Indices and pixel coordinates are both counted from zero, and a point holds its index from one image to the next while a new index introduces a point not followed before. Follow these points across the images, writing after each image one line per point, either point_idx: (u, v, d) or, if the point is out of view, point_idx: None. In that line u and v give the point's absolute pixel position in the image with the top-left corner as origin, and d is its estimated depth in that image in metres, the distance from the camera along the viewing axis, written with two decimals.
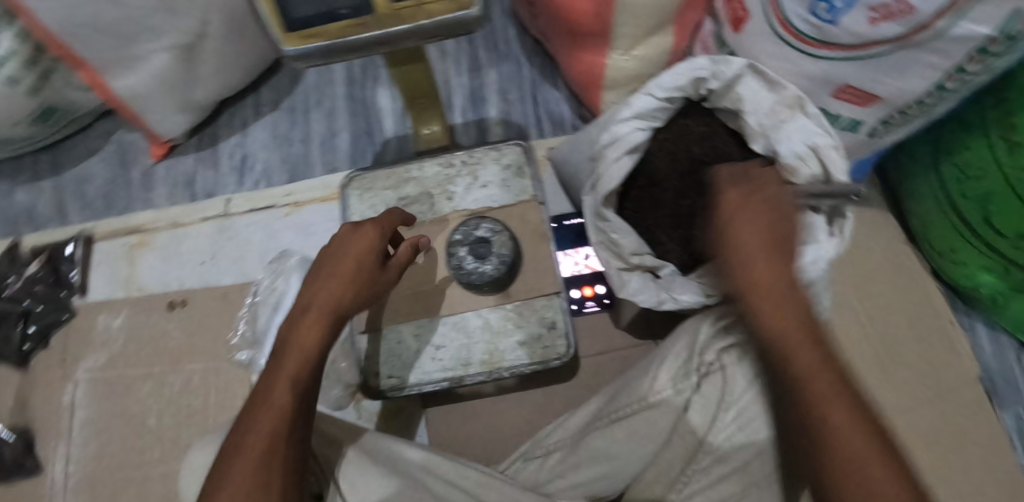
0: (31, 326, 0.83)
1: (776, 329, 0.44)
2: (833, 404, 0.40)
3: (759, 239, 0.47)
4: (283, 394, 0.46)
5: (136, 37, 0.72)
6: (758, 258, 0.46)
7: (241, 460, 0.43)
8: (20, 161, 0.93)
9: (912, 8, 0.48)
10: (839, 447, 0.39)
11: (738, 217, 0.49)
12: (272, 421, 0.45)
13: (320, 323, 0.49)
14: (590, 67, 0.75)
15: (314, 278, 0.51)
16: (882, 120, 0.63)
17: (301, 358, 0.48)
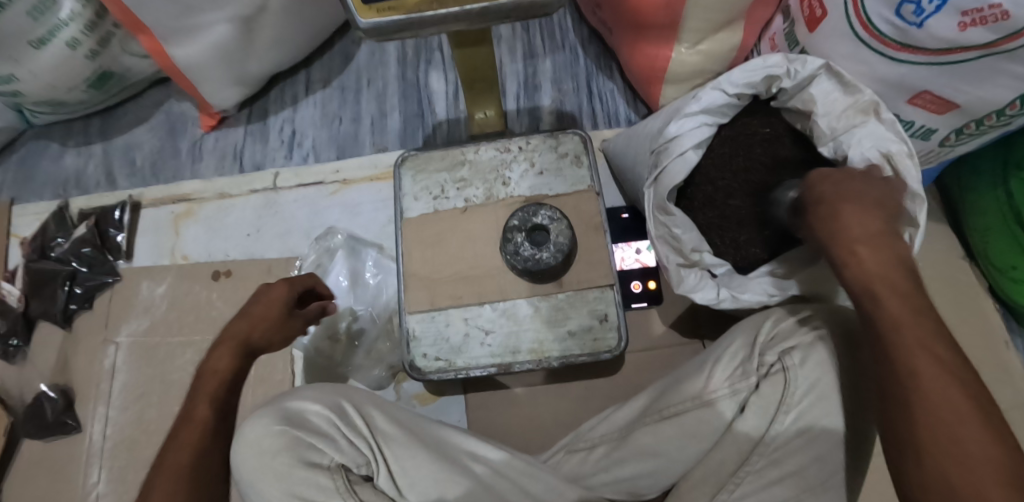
0: (76, 288, 0.83)
1: (874, 285, 0.47)
2: (925, 357, 0.42)
3: (860, 212, 0.51)
4: (203, 413, 0.51)
5: (199, 7, 0.71)
6: (857, 225, 0.50)
7: (165, 478, 0.47)
8: (71, 124, 0.94)
9: (1008, 13, 0.46)
10: (927, 397, 0.41)
11: (840, 191, 0.53)
12: (198, 440, 0.50)
13: (231, 351, 0.55)
14: (652, 60, 0.74)
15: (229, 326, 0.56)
16: (956, 129, 0.61)
17: (218, 381, 0.53)
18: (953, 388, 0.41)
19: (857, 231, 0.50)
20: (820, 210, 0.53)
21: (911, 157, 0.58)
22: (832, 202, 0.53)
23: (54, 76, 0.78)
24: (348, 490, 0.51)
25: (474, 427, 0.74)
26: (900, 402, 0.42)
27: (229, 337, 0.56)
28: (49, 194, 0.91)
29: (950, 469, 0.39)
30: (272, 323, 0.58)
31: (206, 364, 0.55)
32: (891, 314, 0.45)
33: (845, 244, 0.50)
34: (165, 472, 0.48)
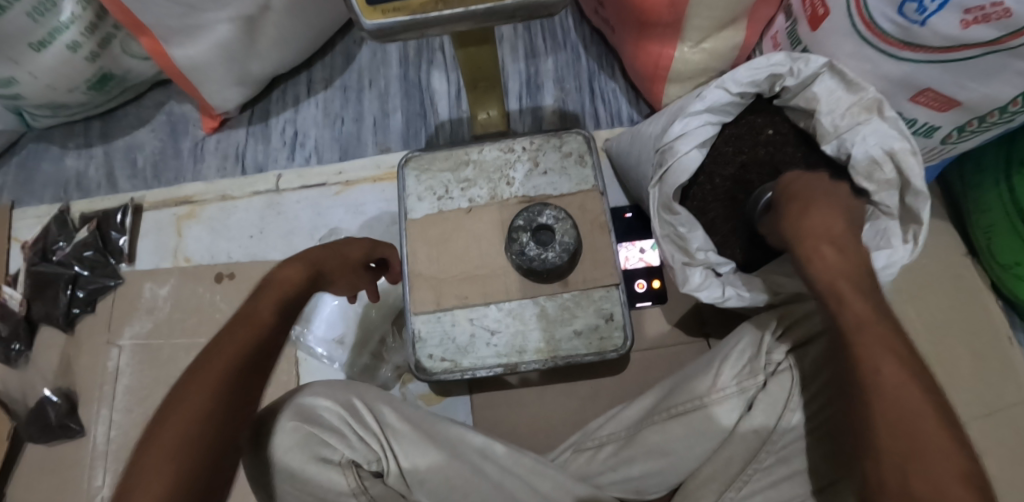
0: (79, 291, 0.83)
1: (837, 290, 0.48)
2: (887, 365, 0.43)
3: (827, 214, 0.52)
4: (265, 309, 0.49)
5: (202, 7, 0.70)
6: (823, 226, 0.51)
7: (193, 385, 0.42)
8: (71, 126, 0.93)
9: (1009, 11, 0.47)
10: (887, 405, 0.42)
11: (807, 196, 0.54)
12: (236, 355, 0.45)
13: (303, 270, 0.54)
14: (655, 59, 0.74)
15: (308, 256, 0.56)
16: (958, 126, 0.62)
17: (283, 287, 0.52)
18: (914, 394, 0.42)
19: (822, 234, 0.51)
20: (788, 213, 0.54)
21: (914, 155, 0.58)
22: (797, 206, 0.53)
23: (54, 78, 0.78)
24: (358, 487, 0.51)
25: (480, 427, 0.74)
26: (865, 409, 0.43)
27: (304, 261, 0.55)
28: (49, 196, 0.91)
29: (909, 472, 0.39)
30: (343, 262, 0.60)
31: (273, 277, 0.53)
32: (853, 321, 0.46)
33: (812, 244, 0.50)
34: (196, 376, 0.43)
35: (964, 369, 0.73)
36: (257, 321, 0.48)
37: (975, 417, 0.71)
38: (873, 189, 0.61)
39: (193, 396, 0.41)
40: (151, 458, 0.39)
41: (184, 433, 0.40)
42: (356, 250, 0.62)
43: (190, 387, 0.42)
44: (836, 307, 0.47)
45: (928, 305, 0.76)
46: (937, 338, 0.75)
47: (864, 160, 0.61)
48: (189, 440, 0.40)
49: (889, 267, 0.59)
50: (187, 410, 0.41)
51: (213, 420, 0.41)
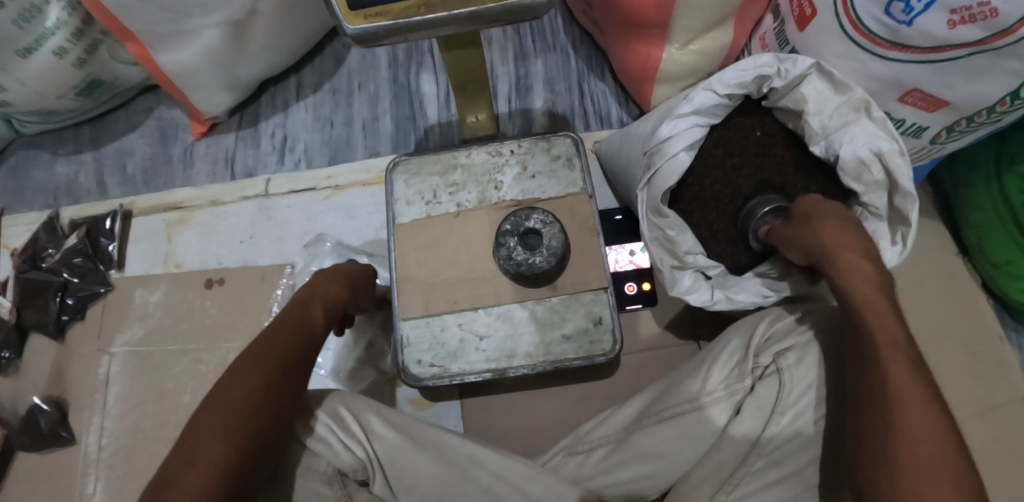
0: (69, 298, 0.82)
1: (871, 308, 0.48)
2: (915, 389, 0.44)
3: (855, 234, 0.53)
4: (314, 321, 0.59)
5: (188, 12, 0.70)
6: (853, 244, 0.53)
7: (246, 375, 0.51)
8: (61, 132, 0.93)
9: (996, 11, 0.46)
10: (908, 423, 0.43)
11: (838, 214, 0.55)
12: (282, 355, 0.54)
13: (342, 288, 0.64)
14: (644, 60, 0.74)
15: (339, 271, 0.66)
16: (947, 126, 0.61)
17: (325, 305, 0.62)
18: (934, 422, 0.42)
19: (853, 252, 0.52)
20: (816, 223, 0.55)
21: (902, 156, 0.58)
22: (829, 221, 0.54)
23: (42, 85, 0.77)
24: (343, 495, 0.52)
25: (471, 431, 0.74)
26: (885, 424, 0.43)
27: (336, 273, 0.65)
28: (39, 203, 0.90)
29: (920, 484, 0.40)
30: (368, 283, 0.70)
31: (317, 289, 0.62)
32: (887, 340, 0.46)
33: (844, 259, 0.52)
34: (250, 367, 0.52)
35: (956, 369, 0.73)
36: (304, 327, 0.58)
37: (967, 417, 0.71)
38: (861, 190, 0.62)
39: (247, 382, 0.50)
40: (207, 431, 0.47)
41: (237, 411, 0.48)
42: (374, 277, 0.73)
43: (245, 375, 0.51)
44: (868, 323, 0.48)
45: (920, 305, 0.76)
46: (929, 338, 0.74)
47: (852, 161, 0.61)
48: (242, 416, 0.48)
49: None
50: (241, 395, 0.49)
51: (261, 404, 0.49)
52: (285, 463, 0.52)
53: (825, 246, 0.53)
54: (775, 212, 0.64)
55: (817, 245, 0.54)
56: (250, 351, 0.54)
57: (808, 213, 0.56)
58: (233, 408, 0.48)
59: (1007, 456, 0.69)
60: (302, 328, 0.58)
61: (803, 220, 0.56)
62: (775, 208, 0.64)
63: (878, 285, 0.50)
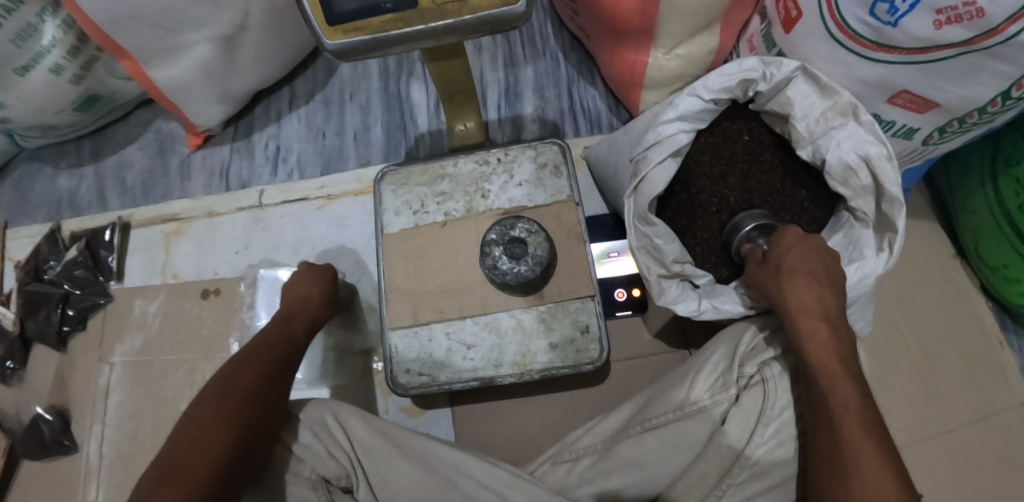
0: (69, 309, 0.83)
1: (829, 371, 0.49)
2: (868, 450, 0.45)
3: (819, 292, 0.52)
4: (291, 329, 0.63)
5: (178, 28, 0.71)
6: (815, 303, 0.52)
7: (236, 384, 0.54)
8: (63, 145, 0.94)
9: (983, 11, 0.45)
10: (863, 490, 0.44)
11: (802, 265, 0.54)
12: (282, 350, 0.60)
13: (313, 302, 0.67)
14: (631, 66, 0.74)
15: (315, 284, 0.69)
16: (939, 128, 0.60)
17: (305, 314, 0.66)
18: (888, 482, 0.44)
19: (814, 308, 0.52)
20: (783, 278, 0.54)
21: (890, 160, 0.58)
22: (791, 278, 0.54)
23: (41, 101, 0.79)
24: (327, 499, 0.52)
25: (460, 439, 0.74)
26: (841, 483, 0.45)
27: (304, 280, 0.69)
28: (42, 215, 0.92)
29: None
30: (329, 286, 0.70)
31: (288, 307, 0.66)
32: (842, 402, 0.47)
33: (805, 320, 0.51)
34: (242, 378, 0.55)
35: (954, 375, 0.72)
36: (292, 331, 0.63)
37: (965, 422, 0.70)
38: (849, 194, 0.62)
39: (243, 375, 0.55)
40: (199, 427, 0.49)
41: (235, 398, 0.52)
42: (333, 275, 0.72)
43: (240, 369, 0.56)
44: (823, 387, 0.49)
45: (916, 308, 0.75)
46: (926, 344, 0.73)
47: (838, 165, 0.61)
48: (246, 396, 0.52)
49: (862, 280, 0.58)
50: (234, 397, 0.52)
51: (255, 405, 0.52)
52: (270, 466, 0.52)
53: (787, 305, 0.52)
54: (759, 231, 0.63)
55: (781, 303, 0.53)
56: (240, 358, 0.58)
57: (774, 266, 0.55)
58: (223, 406, 0.51)
59: (1005, 463, 0.68)
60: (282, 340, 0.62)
61: (765, 273, 0.56)
62: (759, 226, 0.64)
63: (838, 347, 0.50)
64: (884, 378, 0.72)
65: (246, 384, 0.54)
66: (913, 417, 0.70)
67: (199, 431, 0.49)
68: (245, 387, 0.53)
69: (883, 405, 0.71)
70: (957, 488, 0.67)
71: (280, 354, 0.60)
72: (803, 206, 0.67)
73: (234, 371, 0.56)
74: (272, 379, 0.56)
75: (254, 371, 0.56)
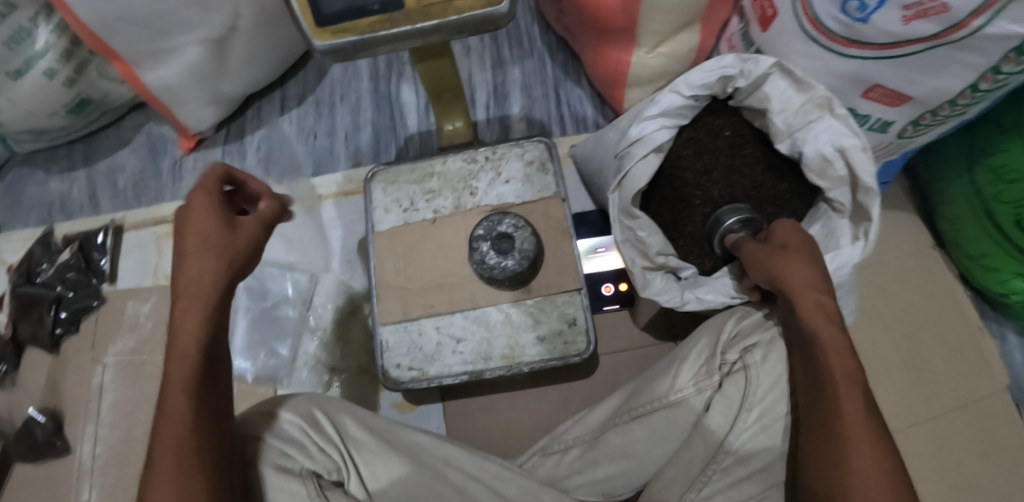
0: (62, 311, 0.84)
1: (830, 347, 0.50)
2: (862, 424, 0.47)
3: (817, 274, 0.53)
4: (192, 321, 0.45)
5: (170, 31, 0.72)
6: (814, 282, 0.52)
7: (181, 414, 0.43)
8: (55, 150, 0.95)
9: (947, 6, 0.47)
10: (858, 464, 0.45)
11: (797, 243, 0.55)
12: (191, 354, 0.45)
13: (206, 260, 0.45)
14: (615, 65, 0.75)
15: (198, 257, 0.45)
16: (912, 120, 0.61)
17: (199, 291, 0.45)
18: (875, 459, 0.45)
19: (812, 281, 0.52)
20: (783, 258, 0.54)
21: (864, 151, 0.59)
22: (791, 256, 0.54)
23: (33, 104, 0.79)
24: (318, 494, 0.49)
25: (453, 434, 0.74)
26: (835, 456, 0.46)
27: (201, 263, 0.45)
28: (35, 219, 0.93)
29: None
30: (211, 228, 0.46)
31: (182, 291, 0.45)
32: (840, 378, 0.48)
33: (804, 299, 0.51)
34: (169, 417, 0.43)
35: (936, 362, 0.73)
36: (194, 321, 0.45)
37: (948, 409, 0.71)
38: (827, 186, 0.64)
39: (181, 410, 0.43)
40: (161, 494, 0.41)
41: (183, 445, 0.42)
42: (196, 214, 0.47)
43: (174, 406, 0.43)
44: (823, 364, 0.49)
45: (898, 298, 0.77)
46: (908, 332, 0.75)
47: (817, 158, 0.63)
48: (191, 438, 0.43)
49: (839, 268, 0.60)
50: (175, 433, 0.43)
51: (198, 446, 0.43)
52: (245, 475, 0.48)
53: (785, 279, 0.53)
54: (742, 224, 0.65)
55: (780, 283, 0.53)
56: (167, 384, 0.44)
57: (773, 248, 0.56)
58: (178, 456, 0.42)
59: (988, 447, 0.70)
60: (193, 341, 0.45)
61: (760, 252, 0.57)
62: (742, 219, 0.65)
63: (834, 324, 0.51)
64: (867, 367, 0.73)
65: (173, 424, 0.43)
66: (897, 404, 0.72)
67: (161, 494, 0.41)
68: (178, 427, 0.43)
69: None
70: (943, 476, 0.68)
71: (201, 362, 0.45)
72: (784, 199, 0.69)
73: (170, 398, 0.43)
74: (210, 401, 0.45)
75: (176, 404, 0.43)
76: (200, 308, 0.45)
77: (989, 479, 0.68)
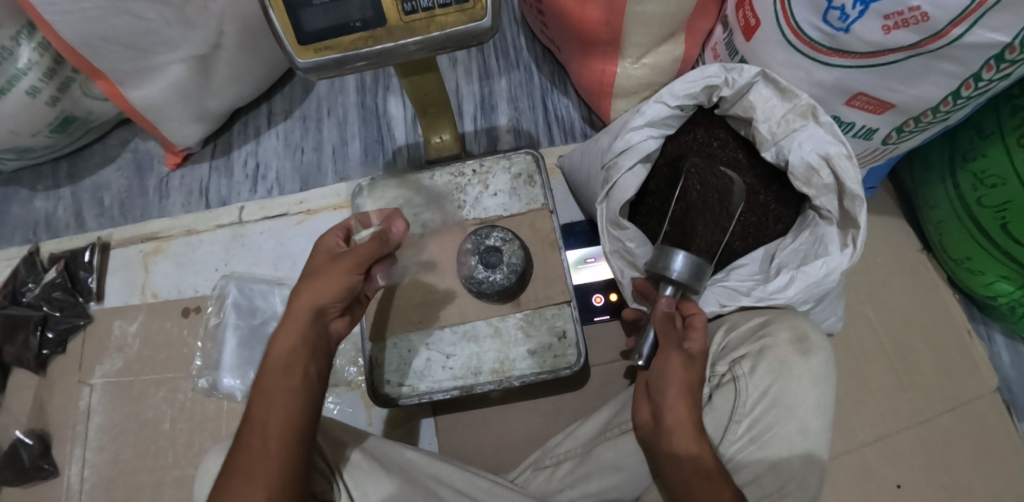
0: (49, 331, 0.83)
1: (693, 477, 0.49)
2: None
3: (691, 405, 0.52)
4: (302, 303, 0.51)
5: (153, 49, 0.72)
6: (689, 416, 0.51)
7: (269, 397, 0.47)
8: (39, 168, 0.94)
9: (926, 15, 0.47)
10: None
11: (696, 371, 0.54)
12: (291, 344, 0.50)
13: (324, 273, 0.52)
14: (600, 76, 0.76)
15: (301, 281, 0.53)
16: (897, 127, 0.61)
17: (310, 298, 0.51)
18: None
19: (688, 412, 0.52)
20: (662, 386, 0.53)
21: (849, 159, 0.60)
22: (687, 381, 0.53)
23: (16, 124, 0.78)
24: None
25: (444, 449, 0.74)
26: None
27: (308, 287, 0.52)
28: (19, 239, 0.92)
29: None
30: (323, 261, 0.54)
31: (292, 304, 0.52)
32: None
33: (677, 433, 0.51)
34: (254, 428, 0.46)
35: (923, 365, 0.74)
36: (297, 307, 0.51)
37: (938, 412, 0.71)
38: (813, 194, 0.63)
39: (263, 398, 0.47)
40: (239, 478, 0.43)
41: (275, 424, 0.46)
42: (321, 251, 0.56)
43: (266, 393, 0.48)
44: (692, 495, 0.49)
45: (885, 301, 0.77)
46: (897, 337, 0.75)
47: (801, 166, 0.62)
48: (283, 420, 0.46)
49: (828, 274, 0.60)
50: (263, 415, 0.46)
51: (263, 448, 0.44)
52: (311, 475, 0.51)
53: (670, 401, 0.52)
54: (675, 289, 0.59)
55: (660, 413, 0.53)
56: (268, 375, 0.49)
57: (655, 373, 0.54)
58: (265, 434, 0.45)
59: (982, 449, 0.70)
60: (294, 330, 0.51)
61: (665, 347, 0.55)
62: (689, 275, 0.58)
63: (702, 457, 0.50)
64: (858, 372, 0.73)
65: (252, 434, 0.45)
66: (888, 409, 0.71)
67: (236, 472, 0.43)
68: (250, 439, 0.45)
69: (862, 400, 0.72)
70: (937, 480, 0.68)
71: (293, 350, 0.50)
72: (769, 208, 0.69)
73: (263, 389, 0.48)
74: (281, 415, 0.46)
75: (255, 416, 0.46)
76: (291, 332, 0.51)
77: (981, 478, 0.68)
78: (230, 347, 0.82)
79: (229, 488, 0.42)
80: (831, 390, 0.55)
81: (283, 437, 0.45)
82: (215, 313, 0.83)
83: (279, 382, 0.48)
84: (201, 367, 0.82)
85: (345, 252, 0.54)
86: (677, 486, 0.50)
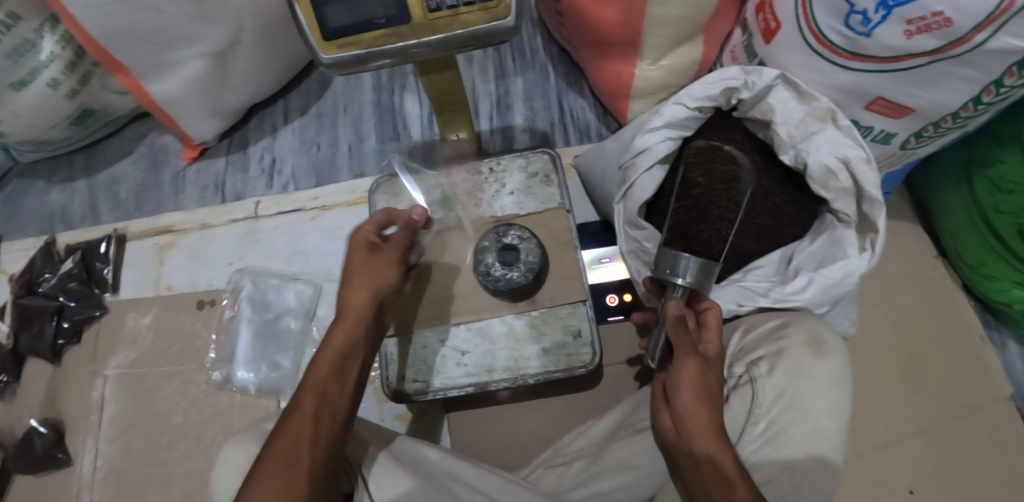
0: (64, 322, 0.83)
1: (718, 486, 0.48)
2: None
3: (710, 410, 0.50)
4: (360, 296, 0.53)
5: (173, 44, 0.72)
6: (709, 422, 0.50)
7: (320, 388, 0.48)
8: (56, 161, 0.95)
9: (950, 20, 0.47)
10: None
11: (713, 372, 0.53)
12: (349, 338, 0.52)
13: (383, 269, 0.55)
14: (616, 77, 0.76)
15: (349, 275, 0.54)
16: (915, 132, 0.62)
17: (366, 293, 0.53)
18: None
19: (709, 419, 0.50)
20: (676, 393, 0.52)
21: (868, 163, 0.60)
22: (705, 386, 0.51)
23: (36, 116, 0.79)
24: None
25: (456, 446, 0.74)
26: None
27: (362, 283, 0.53)
28: (35, 230, 0.93)
29: None
30: (367, 257, 0.55)
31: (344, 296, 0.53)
32: None
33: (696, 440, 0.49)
34: (302, 414, 0.46)
35: (936, 370, 0.74)
36: (353, 301, 0.53)
37: (952, 417, 0.71)
38: (831, 197, 0.63)
39: (310, 389, 0.48)
40: (284, 464, 0.43)
41: (326, 416, 0.47)
42: (357, 245, 0.56)
43: (314, 384, 0.48)
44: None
45: (897, 305, 0.77)
46: (909, 341, 0.75)
47: (820, 169, 0.62)
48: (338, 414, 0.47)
49: (846, 277, 0.61)
50: (309, 405, 0.47)
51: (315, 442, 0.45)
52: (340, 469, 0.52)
53: (687, 407, 0.51)
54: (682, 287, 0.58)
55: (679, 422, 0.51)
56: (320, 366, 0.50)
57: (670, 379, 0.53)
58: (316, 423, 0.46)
59: (997, 455, 0.69)
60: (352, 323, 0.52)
61: (679, 353, 0.53)
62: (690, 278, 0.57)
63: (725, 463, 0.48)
64: (869, 374, 0.73)
65: (300, 421, 0.46)
66: (899, 413, 0.71)
67: (282, 458, 0.43)
68: (299, 425, 0.45)
69: (874, 402, 0.72)
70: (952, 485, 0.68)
71: (351, 344, 0.52)
72: (785, 210, 0.69)
73: (313, 381, 0.49)
74: (332, 409, 0.47)
75: (304, 405, 0.47)
76: (348, 325, 0.52)
77: (997, 484, 0.68)
78: (243, 342, 0.82)
79: (274, 471, 0.43)
80: (847, 393, 0.55)
81: (330, 433, 0.46)
82: (229, 306, 0.84)
83: (332, 375, 0.50)
84: (214, 360, 0.82)
85: (387, 245, 0.57)
86: (702, 495, 0.49)
